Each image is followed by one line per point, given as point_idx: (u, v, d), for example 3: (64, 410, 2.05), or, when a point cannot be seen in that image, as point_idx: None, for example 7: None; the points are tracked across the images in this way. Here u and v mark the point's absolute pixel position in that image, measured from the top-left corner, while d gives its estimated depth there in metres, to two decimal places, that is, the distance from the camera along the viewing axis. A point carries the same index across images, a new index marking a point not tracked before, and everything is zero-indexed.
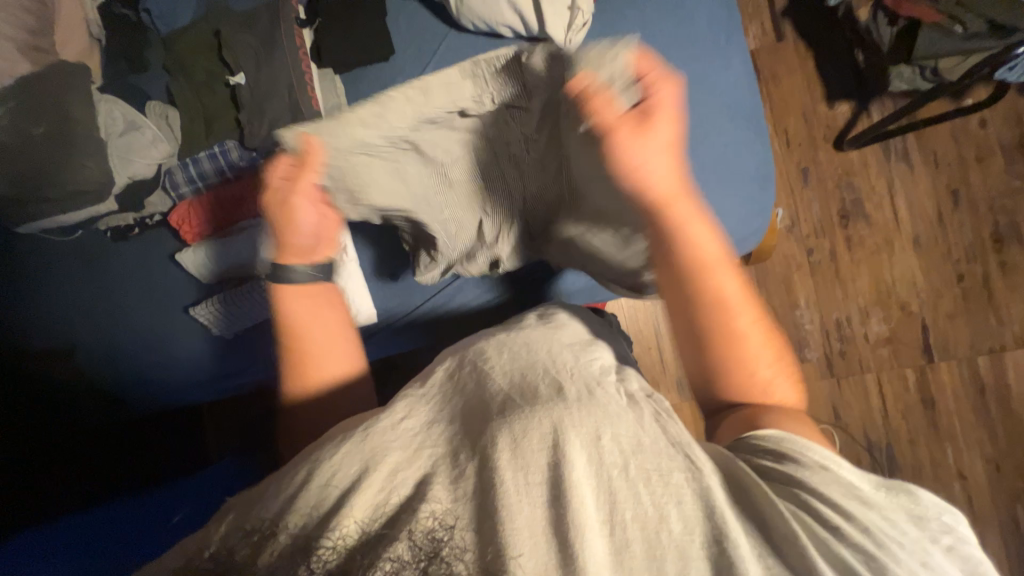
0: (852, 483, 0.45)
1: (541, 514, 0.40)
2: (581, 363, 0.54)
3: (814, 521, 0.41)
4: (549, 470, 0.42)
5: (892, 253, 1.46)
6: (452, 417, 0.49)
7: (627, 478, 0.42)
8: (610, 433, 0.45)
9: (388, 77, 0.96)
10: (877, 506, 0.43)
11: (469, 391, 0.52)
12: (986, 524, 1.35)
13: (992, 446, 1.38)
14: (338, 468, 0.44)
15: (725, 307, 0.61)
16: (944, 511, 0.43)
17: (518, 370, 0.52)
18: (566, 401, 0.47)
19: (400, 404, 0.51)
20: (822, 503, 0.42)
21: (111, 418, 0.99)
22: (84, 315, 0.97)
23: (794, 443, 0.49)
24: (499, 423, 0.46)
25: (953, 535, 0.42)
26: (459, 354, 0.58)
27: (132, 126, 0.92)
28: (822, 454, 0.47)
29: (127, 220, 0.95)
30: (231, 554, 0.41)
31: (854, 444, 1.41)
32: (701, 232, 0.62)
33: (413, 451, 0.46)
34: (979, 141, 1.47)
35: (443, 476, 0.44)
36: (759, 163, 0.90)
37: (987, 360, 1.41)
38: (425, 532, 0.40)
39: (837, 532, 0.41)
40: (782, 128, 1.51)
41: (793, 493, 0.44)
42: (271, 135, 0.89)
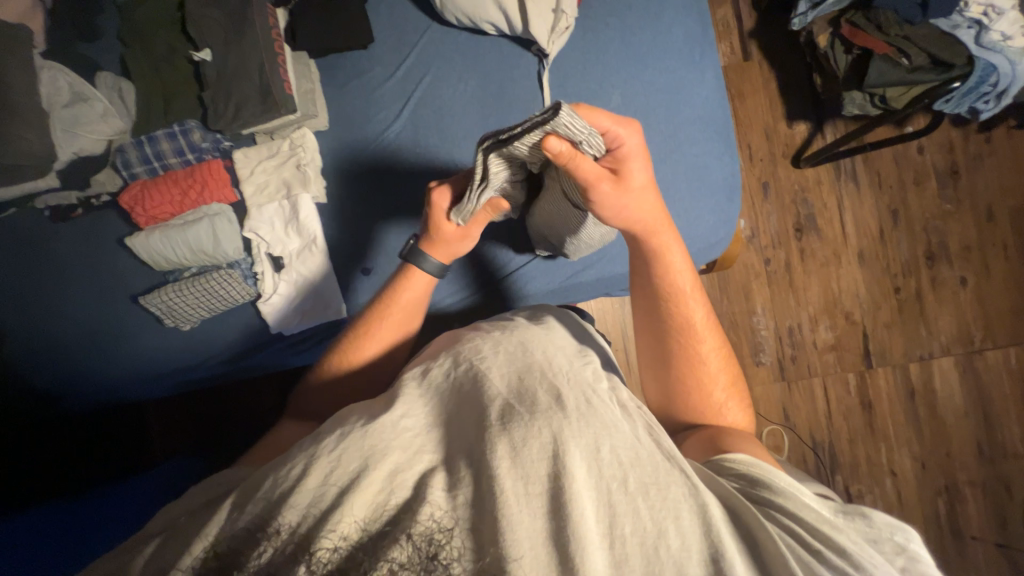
0: (816, 507, 0.48)
1: (542, 526, 0.40)
2: (575, 368, 0.54)
3: (797, 543, 0.43)
4: (550, 480, 0.42)
5: (839, 266, 1.57)
6: (451, 421, 0.49)
7: (625, 491, 0.43)
8: (607, 445, 0.45)
9: (365, 66, 0.93)
10: (843, 530, 0.45)
11: (466, 393, 0.51)
12: (912, 517, 1.48)
13: (920, 445, 1.51)
14: (335, 464, 0.43)
15: (690, 327, 0.72)
16: (897, 529, 0.46)
17: (517, 373, 0.51)
18: (565, 411, 0.47)
19: (398, 402, 0.50)
20: (799, 526, 0.45)
21: (42, 412, 0.90)
22: (17, 302, 0.88)
23: (761, 468, 0.52)
24: (498, 431, 0.45)
25: (907, 555, 0.45)
26: (455, 353, 0.56)
27: (79, 97, 0.85)
28: (787, 479, 0.51)
29: (71, 199, 0.88)
30: (233, 553, 0.40)
31: (801, 444, 1.50)
32: (678, 252, 0.71)
33: (411, 455, 0.45)
34: (917, 166, 1.60)
35: (439, 481, 0.43)
36: (727, 175, 0.94)
37: (917, 367, 1.54)
38: (422, 535, 0.40)
39: (815, 552, 0.43)
40: (745, 144, 1.59)
41: (772, 513, 0.47)
42: (239, 117, 0.85)
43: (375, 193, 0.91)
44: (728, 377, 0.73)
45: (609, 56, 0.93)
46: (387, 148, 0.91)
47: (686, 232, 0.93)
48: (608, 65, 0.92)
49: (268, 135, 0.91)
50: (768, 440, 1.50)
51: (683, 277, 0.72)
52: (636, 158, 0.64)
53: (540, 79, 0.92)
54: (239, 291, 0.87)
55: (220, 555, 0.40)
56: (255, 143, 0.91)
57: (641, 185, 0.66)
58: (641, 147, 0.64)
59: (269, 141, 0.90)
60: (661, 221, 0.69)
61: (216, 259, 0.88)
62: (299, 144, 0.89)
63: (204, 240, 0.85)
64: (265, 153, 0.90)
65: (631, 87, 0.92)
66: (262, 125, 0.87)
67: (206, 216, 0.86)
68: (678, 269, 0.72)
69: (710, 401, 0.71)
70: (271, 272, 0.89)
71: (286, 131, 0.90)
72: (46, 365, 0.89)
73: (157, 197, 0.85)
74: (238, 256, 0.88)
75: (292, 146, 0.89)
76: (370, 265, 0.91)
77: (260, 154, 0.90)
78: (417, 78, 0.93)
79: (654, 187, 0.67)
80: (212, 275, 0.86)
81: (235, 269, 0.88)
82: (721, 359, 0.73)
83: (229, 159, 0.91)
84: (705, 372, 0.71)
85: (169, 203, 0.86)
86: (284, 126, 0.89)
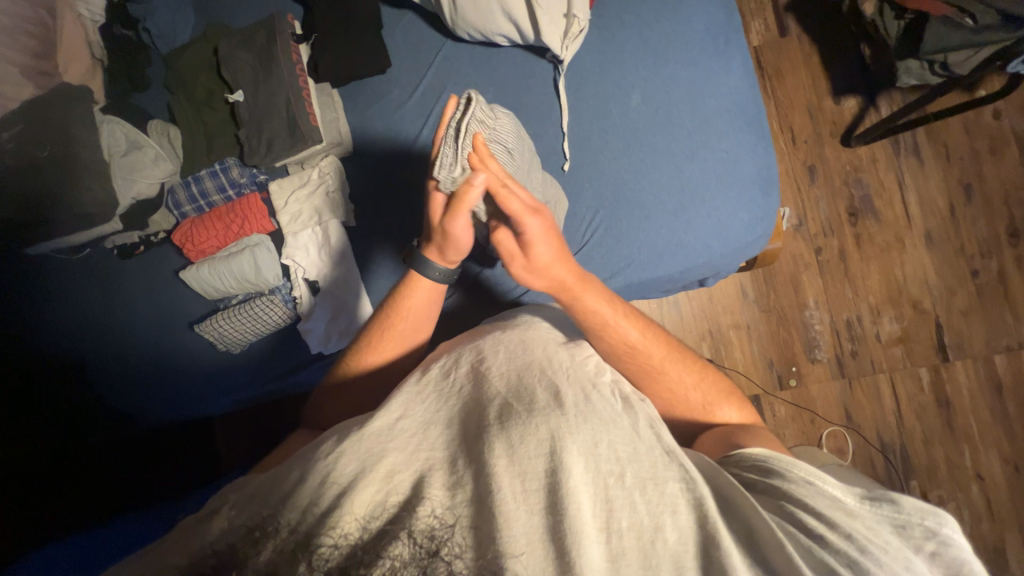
0: (837, 496, 0.47)
1: (541, 521, 0.41)
2: (577, 363, 0.59)
3: (798, 530, 0.43)
4: (548, 476, 0.43)
5: (903, 250, 1.43)
6: (449, 420, 0.50)
7: (623, 486, 0.44)
8: (605, 440, 0.47)
9: (384, 90, 0.96)
10: (859, 515, 0.45)
11: (466, 393, 0.54)
12: (1005, 527, 1.32)
13: (1010, 445, 1.35)
14: (340, 461, 0.44)
15: (633, 351, 0.69)
16: (927, 515, 0.45)
17: (516, 372, 0.55)
18: (563, 409, 0.49)
19: (397, 402, 0.52)
20: (806, 514, 0.45)
21: (114, 431, 0.98)
22: (91, 331, 0.97)
23: (780, 460, 0.52)
24: (497, 429, 0.47)
25: (937, 540, 0.43)
26: (456, 356, 0.59)
27: (135, 146, 0.93)
28: (804, 468, 0.50)
29: (133, 238, 0.97)
30: (230, 549, 0.36)
31: (867, 446, 1.38)
32: (598, 298, 0.70)
33: (411, 451, 0.46)
34: (992, 133, 1.43)
35: (440, 479, 0.44)
36: (761, 168, 0.88)
37: (1004, 358, 1.38)
38: (423, 532, 0.38)
39: (819, 539, 0.43)
40: (787, 125, 1.48)
41: (777, 503, 0.47)
42: (271, 151, 0.90)
43: (401, 213, 0.94)
44: (690, 369, 0.71)
45: (627, 54, 0.89)
46: (409, 168, 0.94)
47: (718, 231, 0.88)
48: (626, 64, 0.89)
49: (299, 165, 0.96)
50: (829, 443, 1.39)
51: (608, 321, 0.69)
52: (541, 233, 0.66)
53: (556, 85, 0.90)
54: (280, 315, 0.93)
55: (218, 552, 0.36)
56: (287, 174, 0.97)
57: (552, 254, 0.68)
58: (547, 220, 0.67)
59: (300, 171, 0.95)
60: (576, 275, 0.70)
61: (259, 287, 0.94)
62: (326, 172, 0.93)
63: (246, 270, 0.91)
64: (298, 183, 0.94)
65: (652, 83, 0.89)
66: (292, 157, 0.92)
67: (247, 246, 0.91)
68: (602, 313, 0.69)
69: (686, 401, 0.70)
70: (309, 295, 0.93)
71: (315, 160, 0.95)
72: (117, 385, 0.97)
73: (204, 232, 0.92)
74: (279, 282, 0.93)
75: (320, 174, 0.93)
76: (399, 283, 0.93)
77: (292, 184, 0.94)
78: (434, 96, 0.94)
79: (567, 260, 0.69)
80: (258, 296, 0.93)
81: (276, 295, 0.93)
82: (679, 357, 0.72)
83: (265, 191, 0.96)
84: (667, 379, 0.70)
85: (215, 238, 0.92)
86: (313, 155, 0.94)
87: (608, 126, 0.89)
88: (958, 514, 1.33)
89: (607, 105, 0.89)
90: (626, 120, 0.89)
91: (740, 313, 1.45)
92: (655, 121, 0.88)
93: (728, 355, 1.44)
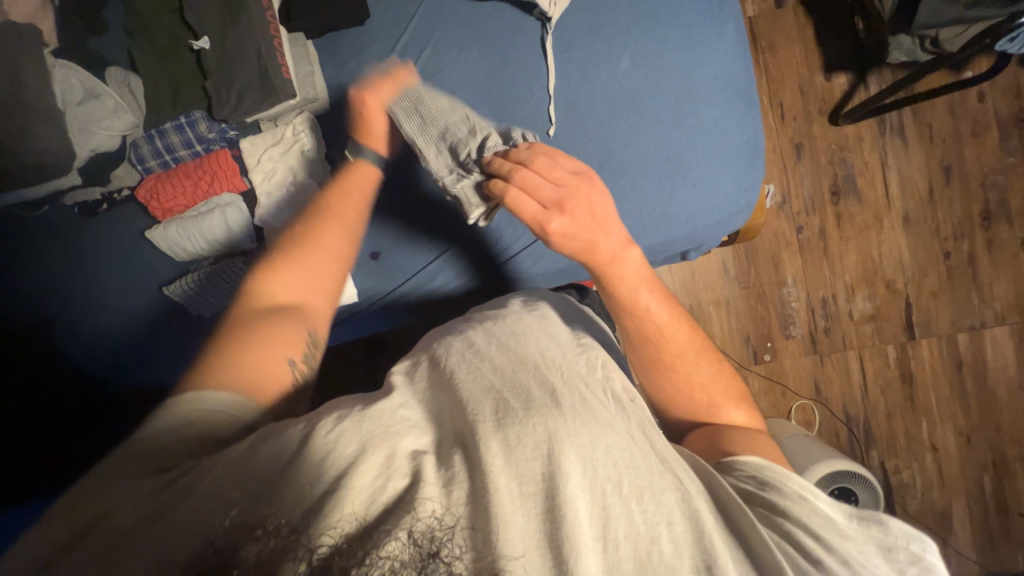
0: (829, 514, 0.48)
1: (535, 526, 0.42)
2: (569, 362, 0.57)
3: (797, 553, 0.46)
4: (544, 481, 0.43)
5: (881, 231, 1.46)
6: (443, 414, 0.51)
7: (620, 494, 0.45)
8: (603, 445, 0.47)
9: (362, 43, 0.91)
10: (851, 537, 0.47)
11: (462, 382, 0.54)
12: (954, 494, 1.41)
13: (965, 419, 1.43)
14: (334, 452, 0.45)
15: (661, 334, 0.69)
16: (910, 539, 0.47)
17: (511, 366, 0.54)
18: (560, 408, 0.49)
19: (396, 393, 0.53)
20: (804, 536, 0.47)
21: (82, 394, 0.93)
22: (59, 293, 0.93)
23: (776, 471, 0.52)
24: (492, 427, 0.47)
25: (920, 564, 0.46)
26: (451, 342, 0.59)
27: (91, 95, 0.86)
28: (800, 482, 0.51)
29: (95, 195, 0.93)
30: (231, 547, 0.38)
31: (833, 418, 1.44)
32: (634, 265, 0.69)
33: (406, 443, 0.46)
34: (976, 116, 1.44)
35: (434, 470, 0.45)
36: (749, 138, 0.87)
37: (966, 337, 1.44)
38: (422, 532, 0.39)
39: (816, 563, 0.45)
40: (777, 102, 1.47)
41: (777, 523, 0.48)
42: (242, 104, 0.85)
43: (381, 176, 0.90)
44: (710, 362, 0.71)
45: (619, 15, 0.86)
46: None
47: (703, 201, 0.87)
48: (618, 25, 0.86)
49: (272, 121, 0.91)
50: (797, 415, 1.45)
51: (639, 288, 0.69)
52: (567, 207, 0.65)
53: (543, 44, 0.87)
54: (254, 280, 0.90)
55: (219, 552, 0.38)
56: (260, 131, 0.92)
57: (582, 228, 0.66)
58: (569, 195, 0.66)
59: (273, 128, 0.91)
60: (622, 245, 0.68)
61: (230, 248, 0.89)
62: (302, 130, 0.89)
63: (216, 230, 0.87)
64: (270, 142, 0.90)
65: (643, 47, 0.86)
66: (264, 112, 0.87)
67: (217, 206, 0.87)
68: (637, 280, 0.69)
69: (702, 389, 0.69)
70: None
71: (290, 116, 0.90)
72: (88, 348, 0.93)
73: (170, 190, 0.87)
74: (249, 242, 0.89)
75: (296, 132, 0.89)
76: (378, 249, 0.93)
77: (266, 141, 0.90)
78: (416, 51, 0.89)
79: (598, 227, 0.66)
80: (231, 252, 0.89)
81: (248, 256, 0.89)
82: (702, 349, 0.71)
83: (235, 148, 0.92)
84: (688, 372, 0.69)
85: (182, 196, 0.87)
86: (287, 111, 0.89)
87: (597, 90, 0.86)
88: (912, 481, 1.41)
89: (596, 69, 0.86)
90: (616, 85, 0.86)
91: (721, 290, 1.47)
92: (645, 86, 0.86)
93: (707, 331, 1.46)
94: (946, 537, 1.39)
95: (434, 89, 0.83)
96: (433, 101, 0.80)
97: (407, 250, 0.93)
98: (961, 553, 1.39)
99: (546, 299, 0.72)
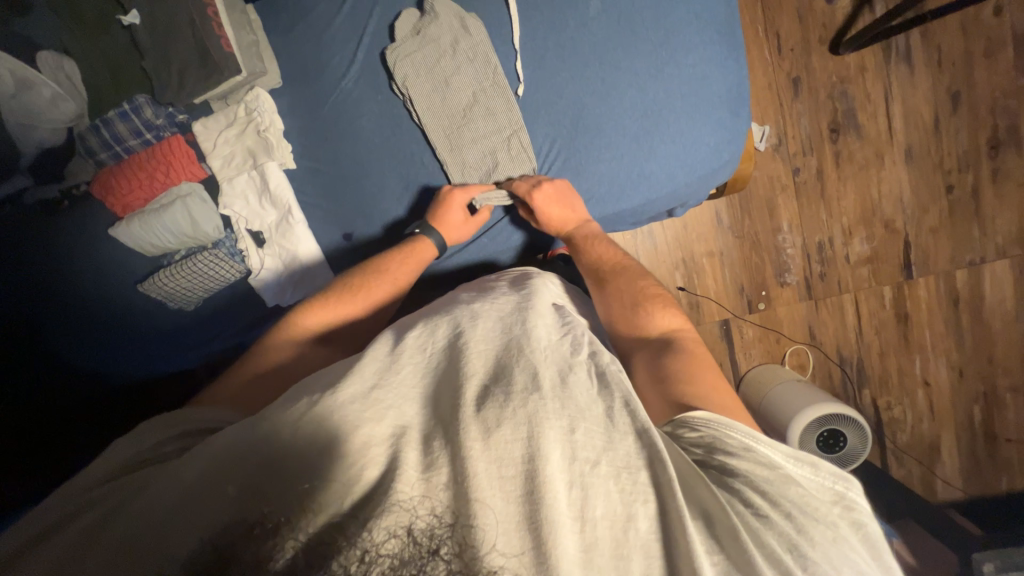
0: (769, 458, 0.47)
1: (515, 510, 0.41)
2: (554, 342, 0.56)
3: (746, 511, 0.43)
4: (524, 463, 0.42)
5: (881, 168, 1.39)
6: (425, 395, 0.49)
7: (598, 474, 0.43)
8: (582, 427, 0.46)
9: (309, 5, 0.84)
10: (791, 481, 0.46)
11: (441, 369, 0.52)
12: (943, 425, 1.44)
13: (958, 353, 1.43)
14: (313, 438, 0.44)
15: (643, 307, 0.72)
16: (840, 479, 0.47)
17: (495, 352, 0.53)
18: (542, 391, 0.47)
19: (370, 368, 0.50)
20: (751, 493, 0.45)
21: (79, 391, 0.94)
22: (34, 293, 0.90)
23: (718, 425, 0.50)
24: (471, 411, 0.45)
25: (844, 502, 0.46)
26: (432, 325, 0.58)
27: (24, 84, 0.80)
28: (743, 431, 0.49)
29: (54, 192, 0.87)
30: (230, 546, 0.38)
31: (826, 361, 1.45)
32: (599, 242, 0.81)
33: (385, 423, 0.45)
34: (990, 33, 1.33)
35: (413, 457, 0.43)
36: (732, 85, 0.81)
37: (965, 273, 1.41)
38: (421, 531, 0.39)
39: (764, 519, 0.43)
40: (773, 32, 1.36)
41: (729, 485, 0.45)
42: (185, 86, 0.81)
43: (346, 152, 0.86)
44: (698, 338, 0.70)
45: None
46: (348, 98, 0.85)
47: (684, 157, 0.82)
48: None
49: (222, 100, 0.85)
50: (791, 360, 1.46)
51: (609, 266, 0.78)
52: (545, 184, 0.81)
53: None
54: (229, 270, 0.88)
55: (216, 546, 0.38)
56: (211, 111, 0.86)
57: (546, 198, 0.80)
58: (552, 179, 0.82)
59: (224, 107, 0.85)
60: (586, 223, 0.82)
61: (200, 241, 0.87)
62: (254, 107, 0.83)
63: (182, 224, 0.83)
64: (221, 122, 0.85)
65: None
66: (210, 92, 0.82)
67: (177, 197, 0.83)
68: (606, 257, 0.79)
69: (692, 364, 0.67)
70: (254, 248, 0.88)
71: (240, 94, 0.84)
72: (79, 345, 0.93)
73: (127, 184, 0.83)
74: (221, 234, 0.88)
75: (248, 111, 0.83)
76: (350, 229, 0.89)
77: (219, 124, 0.85)
78: (368, 10, 0.83)
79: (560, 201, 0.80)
80: (202, 243, 0.87)
81: (220, 248, 0.88)
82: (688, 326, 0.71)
83: (189, 133, 0.87)
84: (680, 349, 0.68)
85: (141, 189, 0.84)
86: (236, 88, 0.83)
87: (564, 41, 0.80)
88: (903, 416, 1.45)
89: (563, 14, 0.80)
90: (585, 34, 0.80)
91: (715, 241, 1.43)
92: (616, 33, 0.79)
93: (700, 283, 1.44)
94: (934, 466, 1.44)
95: (418, 54, 0.81)
96: (418, 83, 0.82)
97: (378, 229, 0.89)
98: (948, 479, 1.45)
99: (536, 286, 0.70)
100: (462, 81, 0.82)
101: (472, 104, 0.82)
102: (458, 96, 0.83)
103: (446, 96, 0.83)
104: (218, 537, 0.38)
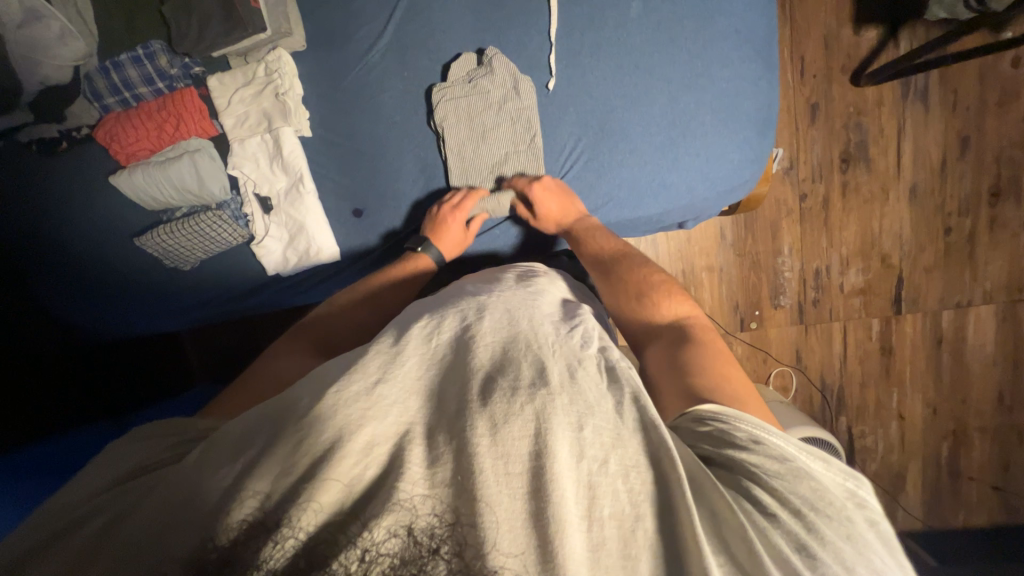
0: (779, 449, 0.46)
1: (521, 507, 0.40)
2: (563, 338, 0.55)
3: (753, 509, 0.43)
4: (531, 460, 0.41)
5: (885, 203, 1.41)
6: (430, 391, 0.46)
7: (607, 473, 0.43)
8: (591, 425, 0.45)
9: None
10: (806, 478, 0.45)
11: (448, 361, 0.50)
12: (911, 458, 1.49)
13: (935, 391, 1.48)
14: (312, 430, 0.41)
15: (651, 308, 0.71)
16: (851, 477, 0.46)
17: (502, 346, 0.51)
18: (549, 388, 0.46)
19: (371, 355, 0.48)
20: (762, 493, 0.44)
21: (68, 340, 0.93)
22: (23, 235, 0.86)
23: (729, 416, 0.50)
24: (479, 406, 0.44)
25: (858, 499, 0.45)
26: (437, 317, 0.55)
27: (33, 16, 0.75)
28: (753, 422, 0.49)
29: (53, 132, 0.83)
30: (232, 548, 0.38)
31: (809, 385, 1.48)
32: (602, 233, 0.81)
33: (387, 421, 0.43)
34: (1006, 83, 1.36)
35: (417, 454, 0.42)
36: (761, 107, 0.83)
37: (951, 314, 1.45)
38: (422, 530, 0.39)
39: (773, 518, 0.42)
40: (798, 56, 1.36)
41: (740, 484, 0.45)
42: (204, 38, 0.78)
43: (365, 126, 0.84)
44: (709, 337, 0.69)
45: None
46: (373, 71, 0.83)
47: (705, 171, 0.84)
48: None
49: (242, 57, 0.83)
50: (775, 381, 1.49)
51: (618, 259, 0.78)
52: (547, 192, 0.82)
53: None
54: (231, 234, 0.86)
55: (219, 547, 0.38)
56: (229, 67, 0.84)
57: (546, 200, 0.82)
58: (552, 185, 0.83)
59: (244, 64, 0.83)
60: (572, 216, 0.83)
61: (204, 200, 0.85)
62: (274, 69, 0.80)
63: (188, 180, 0.81)
64: (238, 79, 0.82)
65: None
66: (230, 47, 0.80)
67: (186, 152, 0.81)
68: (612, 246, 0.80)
69: None
70: (261, 215, 0.86)
71: (261, 52, 0.82)
72: (68, 296, 0.90)
73: (133, 132, 0.80)
74: (227, 196, 0.85)
75: (268, 71, 0.80)
76: (361, 206, 0.87)
77: (236, 81, 0.82)
78: None
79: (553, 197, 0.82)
80: (208, 203, 0.85)
81: (224, 210, 0.85)
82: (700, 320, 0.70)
83: (202, 87, 0.84)
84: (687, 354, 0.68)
85: (147, 139, 0.81)
86: (258, 46, 0.81)
87: (602, 41, 0.80)
88: (874, 445, 1.49)
89: (602, 13, 0.79)
90: (622, 36, 0.80)
91: (716, 257, 1.44)
92: (655, 39, 0.79)
93: (697, 296, 1.45)
94: (897, 495, 1.49)
95: (472, 76, 0.81)
96: (461, 102, 0.82)
97: (389, 209, 0.87)
98: (908, 510, 1.50)
99: (543, 286, 0.69)
100: (502, 108, 0.83)
101: (504, 135, 0.84)
102: (493, 122, 0.83)
103: (482, 118, 0.83)
104: (218, 535, 0.38)
